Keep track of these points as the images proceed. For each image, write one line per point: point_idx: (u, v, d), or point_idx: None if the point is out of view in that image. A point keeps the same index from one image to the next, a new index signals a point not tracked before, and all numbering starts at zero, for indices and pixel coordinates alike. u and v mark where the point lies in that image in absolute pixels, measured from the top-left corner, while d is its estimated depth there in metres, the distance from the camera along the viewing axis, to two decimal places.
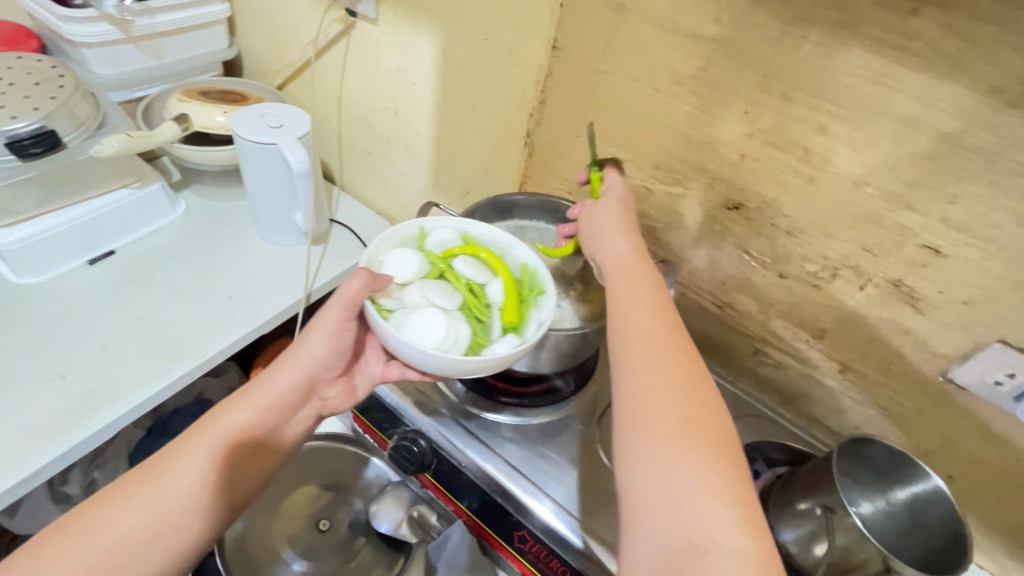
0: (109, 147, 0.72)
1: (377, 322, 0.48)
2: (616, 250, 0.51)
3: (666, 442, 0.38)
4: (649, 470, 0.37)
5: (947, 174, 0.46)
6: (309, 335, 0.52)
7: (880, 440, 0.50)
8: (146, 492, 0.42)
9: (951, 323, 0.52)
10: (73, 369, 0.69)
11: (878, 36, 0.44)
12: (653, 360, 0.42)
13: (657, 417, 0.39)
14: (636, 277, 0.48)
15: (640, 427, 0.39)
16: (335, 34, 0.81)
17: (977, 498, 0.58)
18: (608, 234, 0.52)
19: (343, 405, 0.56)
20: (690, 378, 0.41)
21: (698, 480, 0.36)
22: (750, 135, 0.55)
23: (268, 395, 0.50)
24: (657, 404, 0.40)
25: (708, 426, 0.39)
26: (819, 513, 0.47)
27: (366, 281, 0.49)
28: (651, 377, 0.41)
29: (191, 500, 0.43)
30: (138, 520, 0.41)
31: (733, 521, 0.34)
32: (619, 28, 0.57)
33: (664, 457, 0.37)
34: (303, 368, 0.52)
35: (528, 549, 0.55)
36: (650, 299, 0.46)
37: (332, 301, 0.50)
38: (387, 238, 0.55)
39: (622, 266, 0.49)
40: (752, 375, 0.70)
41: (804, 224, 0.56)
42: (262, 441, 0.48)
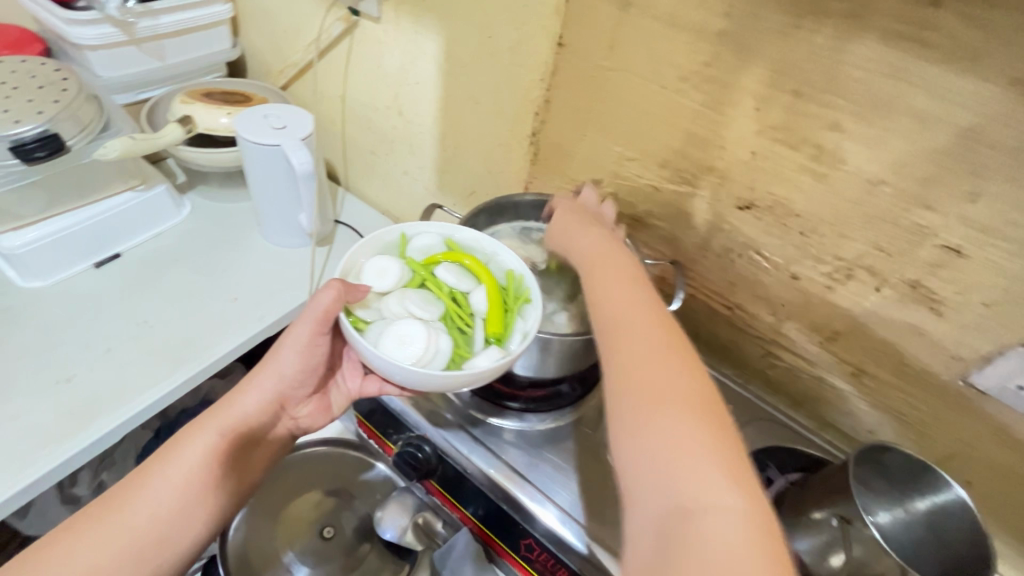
0: (113, 151, 0.71)
1: (351, 335, 0.47)
2: (585, 244, 0.53)
3: (645, 410, 0.38)
4: (638, 441, 0.37)
5: (968, 172, 0.44)
6: (278, 353, 0.52)
7: (899, 448, 0.48)
8: (114, 521, 0.42)
9: (970, 325, 0.50)
10: (78, 372, 0.68)
11: (894, 28, 0.43)
12: (633, 335, 0.43)
13: (636, 388, 0.39)
14: (612, 267, 0.50)
15: (621, 401, 0.40)
16: (338, 33, 0.80)
17: (997, 505, 0.56)
18: (576, 231, 0.55)
19: (317, 422, 0.57)
20: (669, 347, 0.42)
21: (683, 442, 0.36)
22: (760, 132, 0.53)
23: (235, 416, 0.50)
24: (642, 376, 0.40)
25: (690, 389, 0.39)
26: (835, 524, 0.46)
27: (339, 292, 0.48)
28: (627, 350, 0.42)
29: (163, 526, 0.43)
30: (108, 550, 0.41)
31: (722, 482, 0.34)
32: (624, 23, 0.56)
33: (651, 426, 0.37)
34: (269, 389, 0.52)
35: (534, 558, 0.55)
36: (621, 281, 0.48)
37: (302, 317, 0.51)
38: (366, 246, 0.54)
39: (593, 256, 0.52)
40: (763, 378, 0.69)
41: (816, 223, 0.54)
42: (244, 449, 0.49)
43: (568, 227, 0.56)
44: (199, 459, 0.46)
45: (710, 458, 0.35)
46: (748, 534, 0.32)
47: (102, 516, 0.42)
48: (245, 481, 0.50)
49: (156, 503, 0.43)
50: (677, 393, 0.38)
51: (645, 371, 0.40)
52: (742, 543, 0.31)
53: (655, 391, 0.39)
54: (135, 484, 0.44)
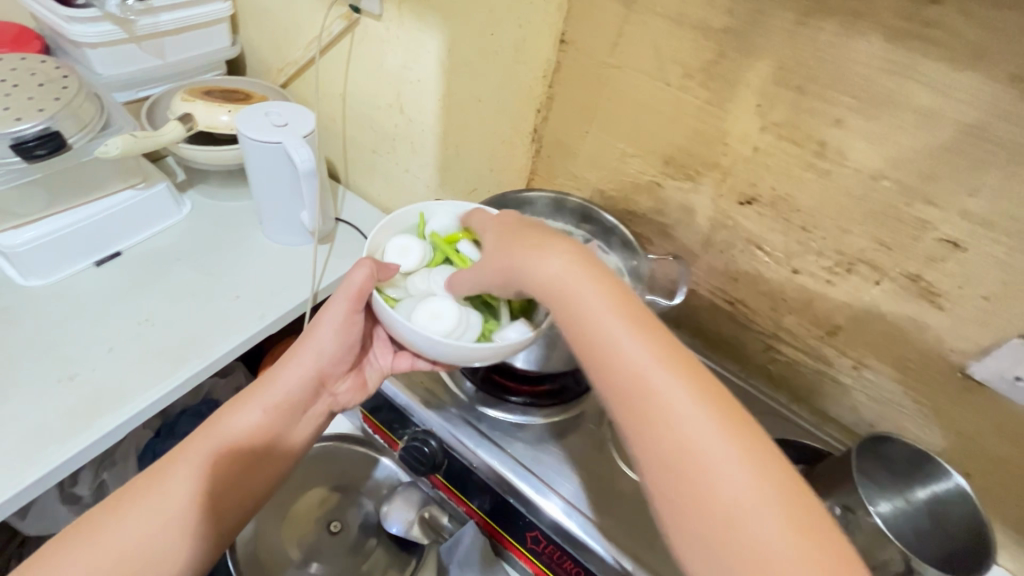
0: (114, 149, 0.71)
1: (384, 310, 0.48)
2: (555, 271, 0.42)
3: (720, 526, 0.33)
4: (707, 543, 0.34)
5: (969, 167, 0.45)
6: (315, 332, 0.53)
7: (898, 437, 0.49)
8: (154, 499, 0.44)
9: (970, 319, 0.51)
10: (81, 370, 0.68)
11: (897, 25, 0.43)
12: (659, 403, 0.37)
13: (698, 496, 0.34)
14: (606, 300, 0.41)
15: (684, 512, 0.35)
16: (339, 31, 0.80)
17: (996, 496, 0.57)
18: (531, 256, 0.44)
19: (354, 400, 0.57)
20: (723, 424, 0.36)
21: (760, 541, 0.32)
22: (763, 129, 0.54)
23: (278, 394, 0.51)
24: (689, 460, 0.35)
25: (764, 480, 0.34)
26: (838, 513, 0.46)
27: (372, 269, 0.49)
28: (677, 444, 0.36)
29: (199, 504, 0.46)
30: (149, 526, 0.43)
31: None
32: (628, 21, 0.57)
33: (719, 525, 0.33)
34: (311, 365, 0.53)
35: (541, 550, 0.55)
36: (634, 334, 0.39)
37: (338, 296, 0.51)
38: (388, 226, 0.55)
39: (574, 295, 0.41)
40: (764, 372, 0.69)
41: (818, 219, 0.55)
42: (275, 436, 0.50)
43: (516, 258, 0.45)
44: (234, 439, 0.48)
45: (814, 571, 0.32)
46: None
47: (144, 493, 0.45)
48: (280, 463, 0.51)
49: (165, 504, 0.44)
50: (756, 497, 0.34)
51: (710, 474, 0.35)
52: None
53: (727, 499, 0.34)
54: (139, 491, 0.45)
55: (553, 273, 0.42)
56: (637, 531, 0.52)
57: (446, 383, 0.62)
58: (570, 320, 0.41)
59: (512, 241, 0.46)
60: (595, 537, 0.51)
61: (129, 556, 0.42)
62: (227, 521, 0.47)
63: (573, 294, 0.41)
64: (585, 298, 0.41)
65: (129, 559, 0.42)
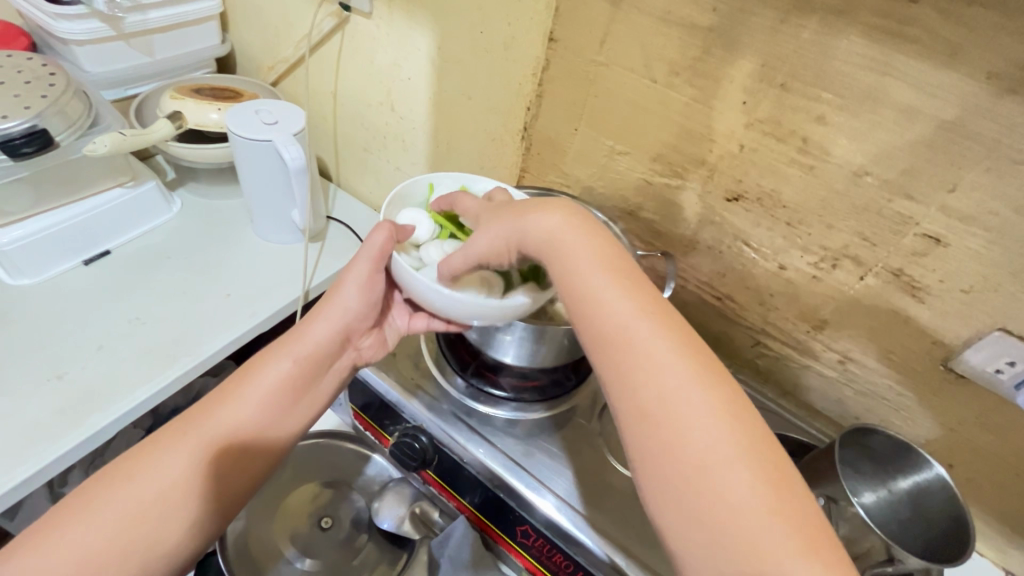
0: (102, 146, 0.71)
1: (403, 270, 0.51)
2: (551, 233, 0.43)
3: (687, 470, 0.35)
4: (676, 484, 0.35)
5: (948, 163, 0.46)
6: (340, 289, 0.54)
7: (883, 430, 0.50)
8: (187, 441, 0.47)
9: (951, 312, 0.52)
10: (70, 369, 0.68)
11: (877, 23, 0.44)
12: (637, 357, 0.38)
13: (669, 442, 0.36)
14: (595, 261, 0.42)
15: (655, 455, 0.36)
16: (329, 29, 0.80)
17: (978, 486, 0.58)
18: (529, 220, 0.44)
19: (376, 355, 0.59)
20: (703, 379, 0.38)
21: (724, 487, 0.34)
22: (748, 125, 0.54)
23: (308, 344, 0.53)
24: (663, 410, 0.37)
25: (735, 431, 0.36)
26: (821, 504, 0.47)
27: (390, 232, 0.52)
28: (652, 393, 0.37)
29: (229, 449, 0.48)
30: (182, 468, 0.45)
31: (786, 541, 0.32)
32: (615, 19, 0.57)
33: (687, 470, 0.35)
34: (337, 321, 0.54)
35: (531, 544, 0.55)
36: (622, 292, 0.41)
37: (360, 256, 0.53)
38: (397, 199, 0.58)
39: (566, 257, 0.42)
40: (752, 367, 0.70)
41: (803, 214, 0.56)
42: (301, 387, 0.52)
43: (516, 222, 0.45)
44: (267, 388, 0.50)
45: (771, 517, 0.33)
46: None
47: (178, 436, 0.47)
48: (309, 412, 0.53)
49: (164, 477, 0.45)
50: (724, 446, 0.35)
51: (684, 422, 0.36)
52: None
53: (696, 445, 0.35)
54: (137, 464, 0.45)
55: (549, 236, 0.43)
56: (626, 524, 0.53)
57: (437, 379, 0.62)
58: (562, 280, 0.42)
59: (507, 213, 0.46)
60: (584, 530, 0.51)
61: (158, 501, 0.44)
62: (256, 467, 0.49)
63: (565, 255, 0.43)
64: (578, 258, 0.42)
65: (163, 497, 0.44)
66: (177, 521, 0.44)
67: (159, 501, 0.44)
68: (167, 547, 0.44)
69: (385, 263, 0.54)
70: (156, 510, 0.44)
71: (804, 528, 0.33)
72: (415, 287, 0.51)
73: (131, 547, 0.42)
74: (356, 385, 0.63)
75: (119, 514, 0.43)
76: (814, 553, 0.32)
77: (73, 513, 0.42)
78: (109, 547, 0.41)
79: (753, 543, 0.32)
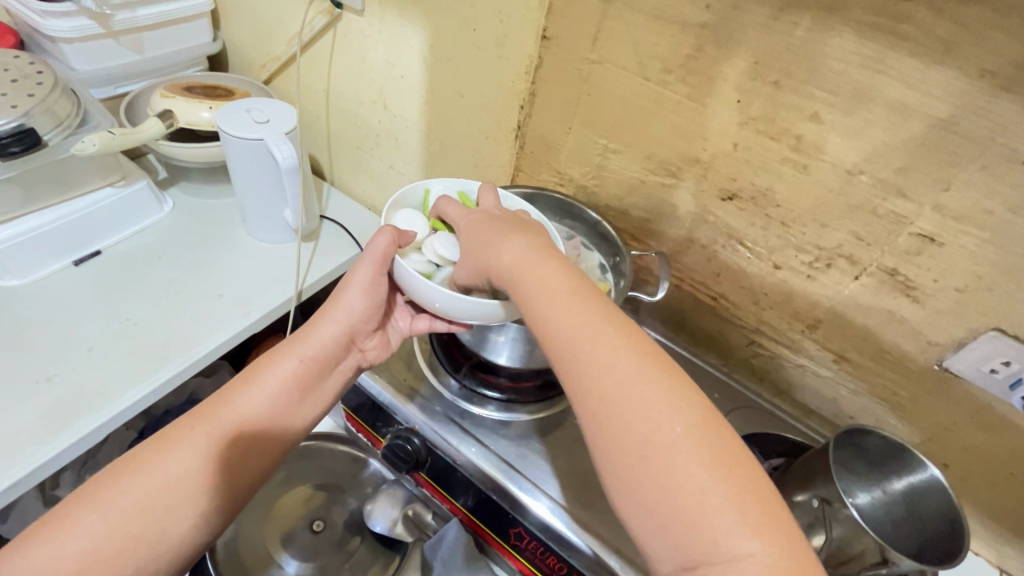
0: (91, 145, 0.69)
1: (406, 274, 0.51)
2: (508, 256, 0.43)
3: (640, 465, 0.34)
4: (637, 488, 0.34)
5: (942, 161, 0.46)
6: (346, 290, 0.54)
7: (877, 430, 0.50)
8: (193, 438, 0.46)
9: (946, 311, 0.51)
10: (60, 371, 0.67)
11: (871, 20, 0.43)
12: (591, 364, 0.38)
13: (619, 438, 0.35)
14: (547, 271, 0.42)
15: (609, 453, 0.36)
16: (321, 26, 0.79)
17: (972, 485, 0.58)
18: (494, 244, 0.45)
19: (381, 356, 0.58)
20: (655, 377, 0.37)
21: (681, 485, 0.33)
22: (742, 124, 0.54)
23: (313, 346, 0.52)
24: (618, 414, 0.36)
25: (686, 422, 0.35)
26: (815, 506, 0.47)
27: (394, 236, 0.51)
28: (600, 392, 0.37)
29: (235, 446, 0.47)
30: (190, 464, 0.45)
31: (738, 526, 0.32)
32: (607, 17, 0.56)
33: (646, 472, 0.34)
34: (343, 322, 0.54)
35: (524, 546, 0.55)
36: (567, 295, 0.40)
37: (364, 258, 0.52)
38: (397, 202, 0.58)
39: (524, 272, 0.42)
40: (747, 366, 0.70)
41: (798, 213, 0.55)
42: (306, 390, 0.51)
43: (480, 248, 0.46)
44: (270, 392, 0.49)
45: (722, 502, 0.33)
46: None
47: (183, 431, 0.46)
48: (313, 412, 0.52)
49: (159, 482, 0.43)
50: (674, 436, 0.34)
51: (641, 424, 0.35)
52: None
53: (644, 438, 0.35)
54: (128, 472, 0.43)
55: (508, 257, 0.43)
56: (619, 526, 0.52)
57: (430, 381, 0.61)
58: (516, 293, 0.42)
59: (477, 242, 0.47)
60: (578, 533, 0.51)
61: (151, 508, 0.42)
62: (262, 466, 0.49)
63: (516, 269, 0.43)
64: (526, 268, 0.42)
65: (170, 494, 0.43)
66: (174, 527, 0.43)
67: (166, 497, 0.43)
68: (173, 545, 0.43)
69: (389, 267, 0.53)
70: (163, 505, 0.43)
71: (756, 509, 0.33)
72: (415, 288, 0.51)
73: (125, 555, 0.41)
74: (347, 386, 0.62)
75: (125, 510, 0.42)
76: (766, 532, 0.32)
77: (61, 522, 0.40)
78: (115, 543, 0.41)
79: (707, 531, 0.32)
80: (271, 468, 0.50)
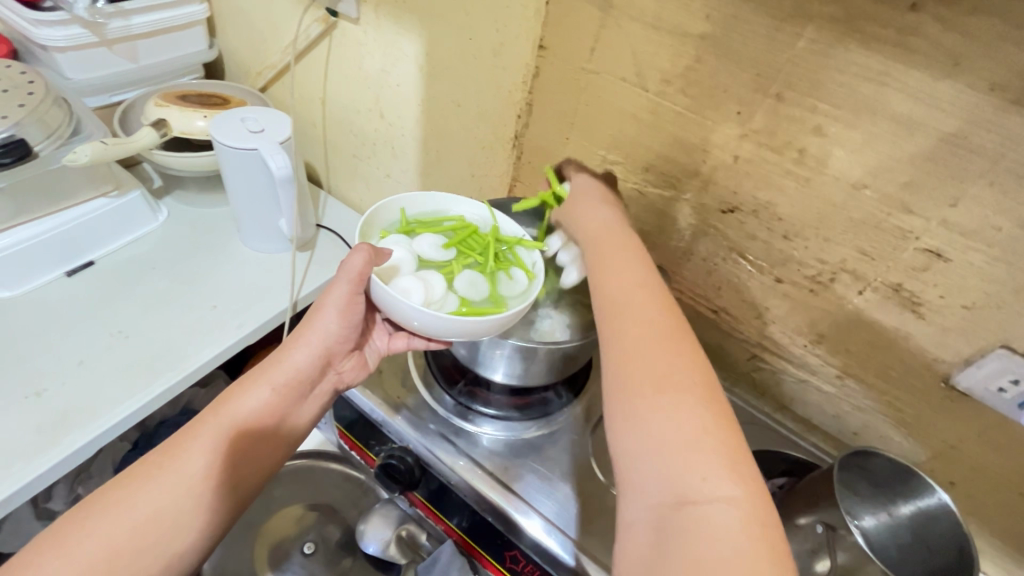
0: (83, 156, 0.68)
1: (387, 296, 0.49)
2: (596, 220, 0.50)
3: (648, 396, 0.36)
4: (635, 422, 0.36)
5: (949, 176, 0.44)
6: (322, 312, 0.53)
7: (881, 453, 0.49)
8: (170, 464, 0.44)
9: (952, 328, 0.50)
10: (51, 387, 0.66)
11: (875, 32, 0.42)
12: (626, 310, 0.41)
13: (634, 373, 0.38)
14: (611, 241, 0.47)
15: (623, 384, 0.38)
16: (317, 34, 0.78)
17: (979, 504, 0.57)
18: (584, 206, 0.52)
19: (358, 377, 0.57)
20: (679, 336, 0.40)
21: (678, 429, 0.34)
22: (743, 136, 0.53)
23: (288, 370, 0.51)
24: (639, 354, 0.38)
25: (696, 376, 0.37)
26: (820, 531, 0.46)
27: (369, 254, 0.50)
28: (635, 333, 0.40)
29: (209, 481, 0.45)
30: (159, 502, 0.42)
31: (723, 473, 0.33)
32: (606, 26, 0.55)
33: (646, 410, 0.36)
34: (318, 345, 0.53)
35: (520, 569, 0.54)
36: (630, 256, 0.46)
37: (340, 278, 0.51)
38: (371, 220, 0.56)
39: (604, 232, 0.49)
40: (749, 380, 0.69)
41: (800, 227, 0.54)
42: (283, 412, 0.50)
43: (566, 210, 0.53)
44: (247, 412, 0.48)
45: (713, 450, 0.34)
46: (749, 526, 0.31)
47: (149, 469, 0.44)
48: (290, 434, 0.51)
49: (139, 509, 0.42)
50: (684, 385, 0.36)
51: (654, 366, 0.38)
52: (742, 537, 0.30)
53: (658, 380, 0.37)
54: (114, 496, 0.42)
55: (597, 219, 0.50)
56: None
57: (425, 398, 0.60)
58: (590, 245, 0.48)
59: (577, 197, 0.53)
60: (573, 553, 0.50)
61: (137, 535, 0.41)
62: (238, 497, 0.47)
63: (593, 233, 0.49)
64: (601, 231, 0.49)
65: (152, 523, 0.42)
66: (157, 554, 0.41)
67: (141, 534, 0.41)
68: (164, 566, 0.41)
69: (366, 286, 0.52)
70: (147, 535, 0.41)
71: (747, 470, 0.33)
72: (392, 307, 0.50)
73: None
74: (338, 402, 0.61)
75: (97, 549, 0.39)
76: (749, 485, 0.33)
77: (46, 549, 0.39)
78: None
79: (694, 471, 0.33)
80: (254, 492, 0.48)
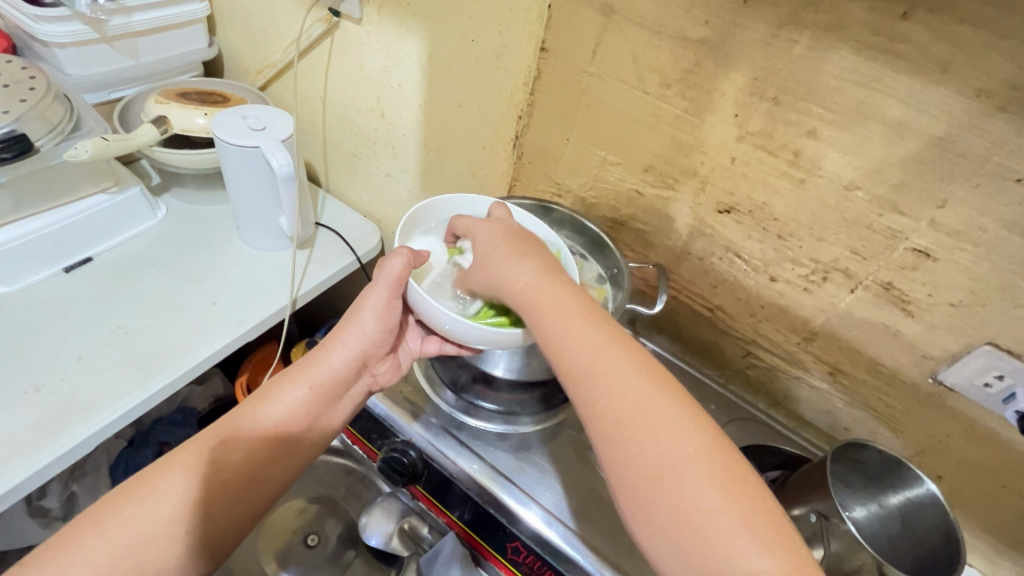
0: (84, 152, 0.68)
1: (419, 297, 0.50)
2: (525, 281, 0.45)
3: (654, 482, 0.36)
4: (652, 511, 0.36)
5: (937, 179, 0.46)
6: (360, 314, 0.53)
7: (874, 444, 0.51)
8: (196, 461, 0.46)
9: (939, 325, 0.52)
10: (49, 382, 0.66)
11: (869, 39, 0.44)
12: (603, 386, 0.39)
13: (632, 455, 0.37)
14: (560, 302, 0.43)
15: (627, 472, 0.37)
16: (319, 33, 0.79)
17: (965, 497, 0.59)
18: (504, 265, 0.47)
19: (392, 379, 0.58)
20: (659, 396, 0.39)
21: (694, 512, 0.34)
22: (740, 138, 0.54)
23: (325, 371, 0.52)
24: (630, 437, 0.37)
25: (693, 438, 0.37)
26: (814, 520, 0.47)
27: (408, 258, 0.51)
28: (613, 413, 0.38)
29: (239, 476, 0.47)
30: (185, 491, 0.45)
31: (753, 545, 0.33)
32: (607, 30, 0.56)
33: (657, 495, 0.36)
34: (355, 347, 0.54)
35: (521, 560, 0.54)
36: (582, 319, 0.42)
37: (378, 282, 0.52)
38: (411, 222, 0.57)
39: (539, 296, 0.44)
40: (743, 377, 0.71)
41: (794, 227, 0.56)
42: (316, 414, 0.51)
43: (485, 268, 0.48)
44: (282, 412, 0.49)
45: (734, 522, 0.34)
46: None
47: (177, 460, 0.46)
48: (321, 436, 0.52)
49: (167, 499, 0.44)
50: (684, 461, 0.36)
51: (653, 439, 0.37)
52: None
53: (657, 460, 0.36)
54: (149, 480, 0.45)
55: (524, 278, 0.45)
56: (617, 539, 0.52)
57: (425, 391, 0.62)
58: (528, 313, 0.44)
59: (492, 255, 0.48)
60: (570, 544, 0.51)
61: (159, 523, 0.43)
62: (265, 493, 0.48)
63: (529, 289, 0.44)
64: (540, 302, 0.44)
65: (179, 511, 0.44)
66: (179, 543, 0.43)
67: (167, 523, 0.43)
68: (185, 552, 0.43)
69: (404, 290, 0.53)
70: (173, 523, 0.43)
71: (768, 528, 0.34)
72: (424, 310, 0.50)
73: (139, 565, 0.41)
74: None
75: (129, 536, 0.42)
76: (779, 550, 0.33)
77: (85, 527, 0.42)
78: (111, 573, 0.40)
79: (721, 551, 0.33)
80: (280, 490, 0.50)
